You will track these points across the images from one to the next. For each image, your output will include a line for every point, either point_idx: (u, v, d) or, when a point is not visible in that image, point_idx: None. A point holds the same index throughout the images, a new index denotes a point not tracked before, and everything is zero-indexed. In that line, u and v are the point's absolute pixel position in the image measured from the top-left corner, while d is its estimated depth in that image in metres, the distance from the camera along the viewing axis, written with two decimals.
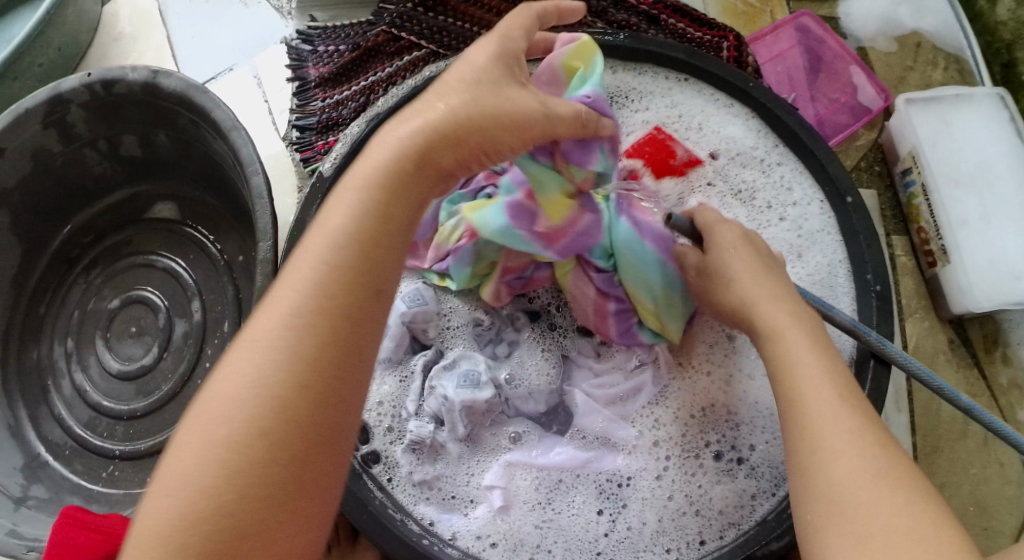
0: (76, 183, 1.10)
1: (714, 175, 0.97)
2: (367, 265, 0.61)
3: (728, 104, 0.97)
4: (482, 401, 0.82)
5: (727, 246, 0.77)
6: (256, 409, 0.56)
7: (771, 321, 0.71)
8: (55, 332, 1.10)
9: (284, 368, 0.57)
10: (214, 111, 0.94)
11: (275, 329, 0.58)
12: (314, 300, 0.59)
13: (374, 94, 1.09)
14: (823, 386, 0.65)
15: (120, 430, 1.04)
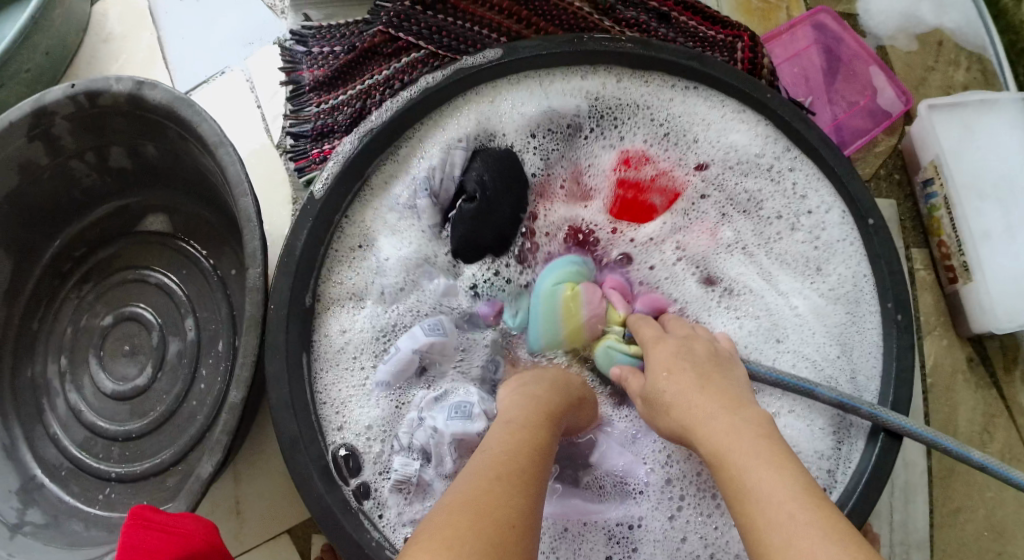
0: (66, 195, 1.06)
1: (708, 186, 0.95)
2: (538, 435, 0.71)
3: (738, 110, 0.93)
4: (474, 433, 0.84)
5: (661, 366, 0.75)
6: (479, 502, 0.60)
7: (711, 441, 0.66)
8: (48, 349, 1.08)
9: (501, 483, 0.62)
10: (201, 126, 0.90)
11: (483, 462, 0.65)
12: (513, 450, 0.67)
13: (371, 99, 1.04)
14: (775, 497, 0.59)
15: (116, 451, 1.03)
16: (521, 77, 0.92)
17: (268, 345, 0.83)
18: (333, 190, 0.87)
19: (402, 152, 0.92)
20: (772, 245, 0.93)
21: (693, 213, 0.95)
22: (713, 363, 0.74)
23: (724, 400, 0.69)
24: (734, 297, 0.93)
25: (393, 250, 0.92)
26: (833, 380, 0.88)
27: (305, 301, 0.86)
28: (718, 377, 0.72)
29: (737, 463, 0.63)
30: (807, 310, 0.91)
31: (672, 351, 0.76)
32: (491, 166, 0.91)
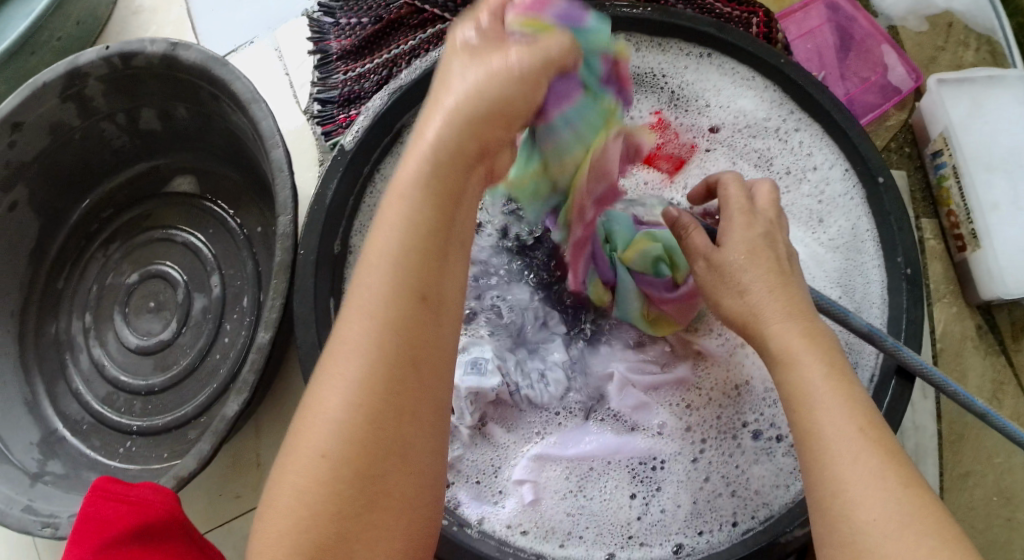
0: (95, 156, 1.09)
1: (714, 142, 0.98)
2: (411, 280, 0.58)
3: (748, 77, 0.96)
4: (489, 388, 0.83)
5: (739, 243, 0.70)
6: (338, 433, 0.56)
7: (783, 341, 0.66)
8: (73, 308, 1.10)
9: (362, 397, 0.57)
10: (234, 84, 0.93)
11: (344, 360, 0.57)
12: (375, 333, 0.57)
13: (397, 67, 1.08)
14: (846, 421, 0.62)
15: (137, 405, 1.04)
16: None
17: (296, 289, 0.85)
18: (364, 142, 0.90)
19: None
20: (779, 198, 0.95)
21: (698, 169, 0.97)
22: (785, 258, 0.71)
23: (796, 304, 0.68)
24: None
25: None
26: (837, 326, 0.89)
27: (334, 248, 0.88)
28: (795, 277, 0.70)
29: (807, 376, 0.64)
30: (808, 257, 0.92)
31: (744, 229, 0.72)
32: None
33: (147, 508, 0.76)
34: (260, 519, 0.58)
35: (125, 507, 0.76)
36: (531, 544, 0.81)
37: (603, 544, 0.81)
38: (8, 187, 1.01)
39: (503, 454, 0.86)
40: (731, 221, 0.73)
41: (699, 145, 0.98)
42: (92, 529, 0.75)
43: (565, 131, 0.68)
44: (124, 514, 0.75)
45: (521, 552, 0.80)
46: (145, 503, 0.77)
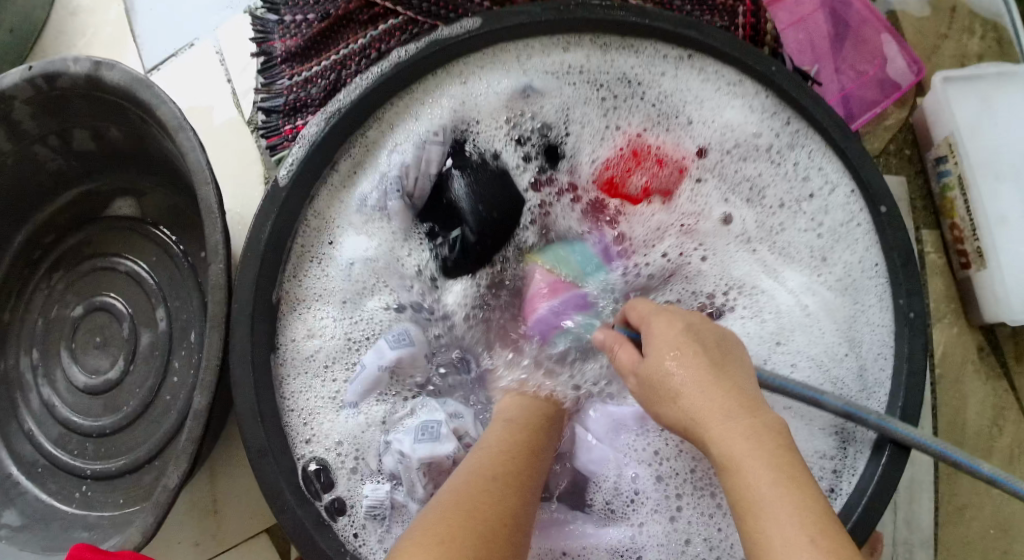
0: (31, 180, 1.02)
1: (704, 170, 0.88)
2: (517, 441, 0.72)
3: (735, 81, 0.85)
4: (443, 454, 0.78)
5: (665, 347, 0.71)
6: (479, 498, 0.63)
7: (724, 447, 0.64)
8: (20, 342, 1.04)
9: (497, 482, 0.66)
10: (161, 109, 0.85)
11: (476, 459, 0.69)
12: (502, 449, 0.70)
13: (346, 69, 0.98)
14: (792, 526, 0.58)
15: (90, 447, 0.99)
16: (500, 50, 0.86)
17: (234, 346, 0.78)
18: (298, 178, 0.81)
19: (366, 143, 0.86)
20: (774, 239, 0.87)
21: (687, 202, 0.89)
22: (729, 355, 0.71)
23: (740, 400, 0.67)
24: (743, 295, 0.87)
25: (356, 253, 0.86)
26: (838, 379, 0.82)
27: (272, 298, 0.82)
28: (738, 371, 0.70)
29: (753, 478, 0.62)
30: (816, 308, 0.84)
31: (671, 329, 0.73)
32: (478, 179, 0.86)
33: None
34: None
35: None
36: None
37: None
38: None
39: None
40: (657, 323, 0.74)
41: (687, 171, 0.88)
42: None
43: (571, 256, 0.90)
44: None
45: None
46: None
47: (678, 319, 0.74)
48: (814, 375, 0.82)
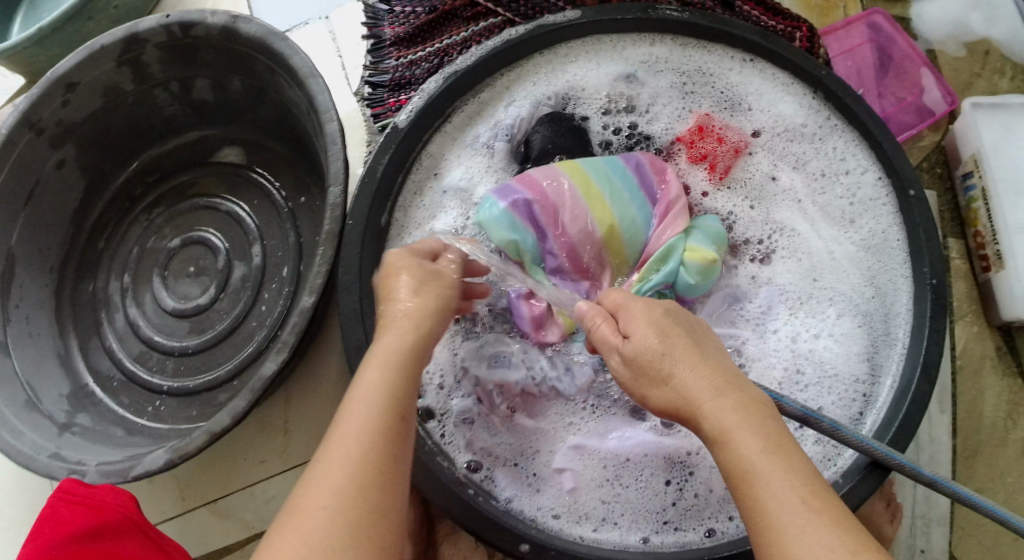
0: (147, 122, 1.11)
1: (756, 146, 0.98)
2: (393, 375, 0.69)
3: (788, 82, 0.98)
4: (513, 381, 0.89)
5: (651, 331, 0.73)
6: (343, 468, 0.64)
7: (717, 421, 0.68)
8: (113, 267, 1.12)
9: (366, 440, 0.65)
10: (293, 58, 0.95)
11: (356, 410, 0.67)
12: (380, 394, 0.68)
13: (450, 57, 1.05)
14: (786, 490, 0.64)
15: (170, 365, 1.06)
16: (597, 40, 0.98)
17: (342, 259, 0.87)
18: (415, 122, 0.92)
19: (474, 100, 0.96)
20: (815, 199, 0.97)
21: (747, 171, 0.98)
22: (698, 334, 0.74)
23: (723, 381, 0.70)
24: (783, 238, 0.96)
25: (455, 183, 0.95)
26: (867, 317, 0.93)
27: (381, 222, 0.90)
28: (712, 352, 0.73)
29: (745, 450, 0.66)
30: (845, 256, 0.95)
31: (651, 315, 0.75)
32: (555, 130, 0.95)
33: (106, 511, 0.86)
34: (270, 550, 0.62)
35: (85, 508, 0.86)
36: (566, 526, 0.86)
37: (638, 529, 0.86)
38: (57, 145, 1.04)
39: (539, 438, 0.89)
40: (637, 307, 0.76)
41: (744, 147, 0.98)
42: (53, 523, 0.85)
43: (616, 172, 0.89)
44: (83, 515, 0.85)
45: (559, 535, 0.85)
46: (105, 508, 0.86)
47: (655, 305, 0.76)
48: (845, 308, 0.94)
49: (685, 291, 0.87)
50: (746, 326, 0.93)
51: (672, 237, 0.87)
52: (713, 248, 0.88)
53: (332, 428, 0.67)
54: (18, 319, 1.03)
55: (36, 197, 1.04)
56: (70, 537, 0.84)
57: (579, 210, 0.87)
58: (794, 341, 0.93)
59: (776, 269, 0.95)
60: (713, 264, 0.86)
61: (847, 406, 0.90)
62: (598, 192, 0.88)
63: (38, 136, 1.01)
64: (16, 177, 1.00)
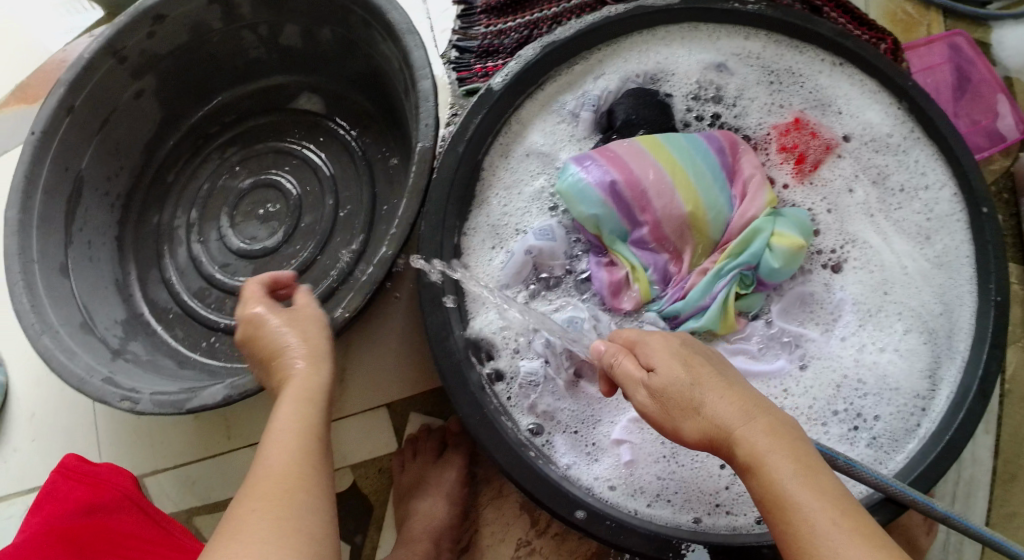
0: (229, 63, 1.11)
1: (845, 150, 0.99)
2: (309, 390, 0.71)
3: (877, 90, 0.99)
4: (584, 346, 0.87)
5: (674, 360, 0.71)
6: (278, 470, 0.65)
7: (746, 448, 0.66)
8: (180, 201, 1.13)
9: (296, 444, 0.67)
10: (391, 13, 0.94)
11: (285, 421, 0.69)
12: (302, 408, 0.70)
13: (538, 30, 1.04)
14: (821, 512, 0.62)
15: (228, 304, 1.07)
16: (694, 28, 0.99)
17: (426, 212, 0.89)
18: (511, 86, 0.93)
19: (569, 73, 0.97)
20: (891, 213, 0.98)
21: (830, 172, 0.99)
22: (714, 359, 0.73)
23: (749, 405, 0.68)
24: (857, 249, 0.97)
25: (540, 145, 0.95)
26: (933, 335, 0.95)
27: (467, 176, 0.91)
28: (731, 375, 0.71)
29: (777, 474, 0.64)
30: (916, 272, 0.96)
31: (670, 344, 0.73)
32: (639, 102, 0.95)
33: (102, 488, 0.91)
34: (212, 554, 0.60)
35: (86, 486, 0.91)
36: (620, 499, 0.87)
37: (691, 509, 0.87)
38: (137, 76, 1.04)
39: (601, 407, 0.90)
40: (656, 339, 0.74)
41: (834, 147, 0.99)
42: (55, 499, 0.90)
43: (697, 151, 0.90)
44: (83, 492, 0.90)
45: (613, 506, 0.86)
46: (103, 485, 0.91)
47: (673, 335, 0.74)
48: (913, 325, 0.95)
49: (769, 273, 0.89)
50: (817, 327, 0.96)
51: (757, 218, 0.89)
52: (799, 235, 0.89)
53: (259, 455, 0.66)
54: (82, 243, 1.04)
55: (111, 124, 1.05)
56: (73, 509, 0.88)
57: (663, 186, 0.88)
58: (859, 349, 0.95)
59: (847, 278, 0.97)
60: (800, 251, 0.88)
61: (902, 417, 0.93)
62: (682, 172, 0.89)
63: (120, 64, 1.01)
64: (94, 101, 1.01)
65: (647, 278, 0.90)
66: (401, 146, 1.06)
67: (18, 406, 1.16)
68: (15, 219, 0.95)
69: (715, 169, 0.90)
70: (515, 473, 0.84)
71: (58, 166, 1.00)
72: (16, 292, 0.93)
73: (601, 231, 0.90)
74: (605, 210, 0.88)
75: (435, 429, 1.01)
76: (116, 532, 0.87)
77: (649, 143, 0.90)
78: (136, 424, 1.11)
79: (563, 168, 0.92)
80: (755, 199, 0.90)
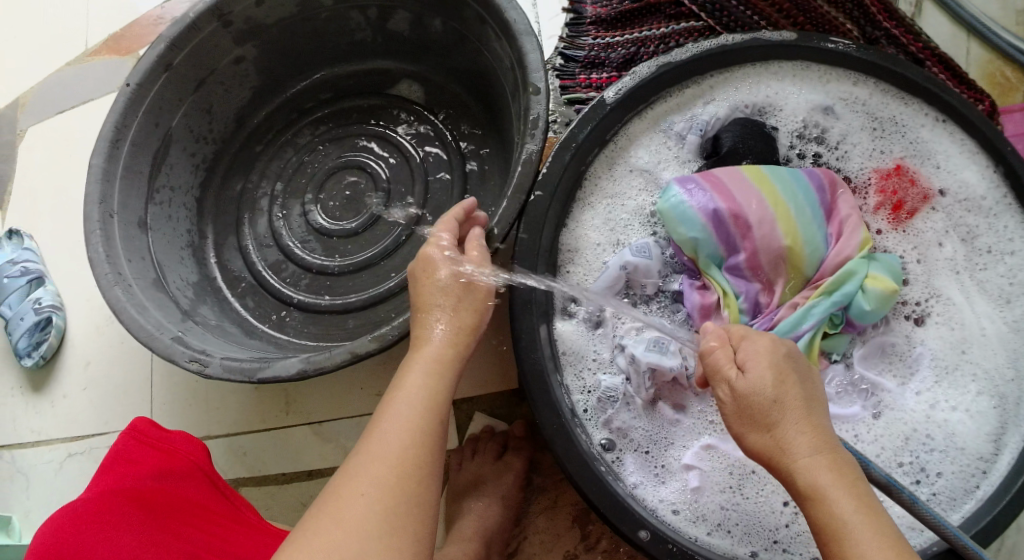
0: (331, 41, 1.11)
1: (939, 206, 0.99)
2: (441, 368, 0.77)
3: (977, 151, 0.98)
4: (667, 366, 0.88)
5: (767, 370, 0.69)
6: (394, 444, 0.72)
7: (810, 478, 0.66)
8: (265, 171, 1.13)
9: (413, 422, 0.73)
10: (509, 12, 0.93)
11: (409, 392, 0.75)
12: (428, 385, 0.75)
13: (645, 48, 1.06)
14: (880, 555, 0.62)
15: (304, 280, 1.08)
16: (805, 67, 0.99)
17: (526, 216, 0.90)
18: (623, 101, 0.94)
19: (678, 96, 0.98)
20: (976, 273, 0.98)
21: (924, 224, 0.99)
22: (809, 382, 0.71)
23: (822, 440, 0.67)
24: (938, 304, 0.97)
25: (643, 162, 0.96)
26: (1003, 400, 0.95)
27: (569, 186, 0.92)
28: (817, 402, 0.70)
29: (839, 511, 0.64)
30: (994, 335, 0.96)
31: (773, 352, 0.71)
32: (747, 132, 0.95)
33: (175, 457, 0.93)
34: (321, 514, 0.69)
35: (155, 451, 0.93)
36: (681, 525, 0.87)
37: (749, 542, 0.87)
38: (240, 42, 1.05)
39: (675, 430, 0.90)
40: (761, 341, 0.72)
41: (932, 197, 0.99)
42: (125, 461, 0.92)
43: (799, 185, 0.91)
44: (153, 457, 0.92)
45: (675, 530, 0.86)
46: (175, 453, 0.93)
47: (777, 342, 0.72)
48: (985, 388, 0.95)
49: (861, 314, 0.90)
50: (893, 379, 0.96)
51: (853, 259, 0.89)
52: (890, 279, 0.91)
53: (376, 423, 0.73)
54: (163, 200, 1.04)
55: (206, 86, 1.05)
56: (142, 474, 0.91)
57: (765, 218, 0.88)
58: (930, 407, 0.95)
59: (927, 333, 0.97)
60: (892, 294, 0.89)
61: (964, 477, 0.93)
62: (784, 205, 0.89)
63: (224, 28, 1.01)
64: (193, 61, 1.01)
65: (738, 306, 0.90)
66: (499, 149, 1.07)
67: (73, 352, 1.16)
68: (101, 168, 0.95)
69: (816, 205, 0.91)
70: (581, 485, 0.85)
71: (149, 122, 1.00)
72: (95, 242, 0.93)
73: (697, 255, 0.91)
74: (704, 234, 0.89)
75: (499, 432, 1.01)
76: (184, 503, 0.90)
77: (753, 173, 0.90)
78: (192, 385, 1.11)
79: (666, 187, 0.94)
80: (851, 240, 0.90)
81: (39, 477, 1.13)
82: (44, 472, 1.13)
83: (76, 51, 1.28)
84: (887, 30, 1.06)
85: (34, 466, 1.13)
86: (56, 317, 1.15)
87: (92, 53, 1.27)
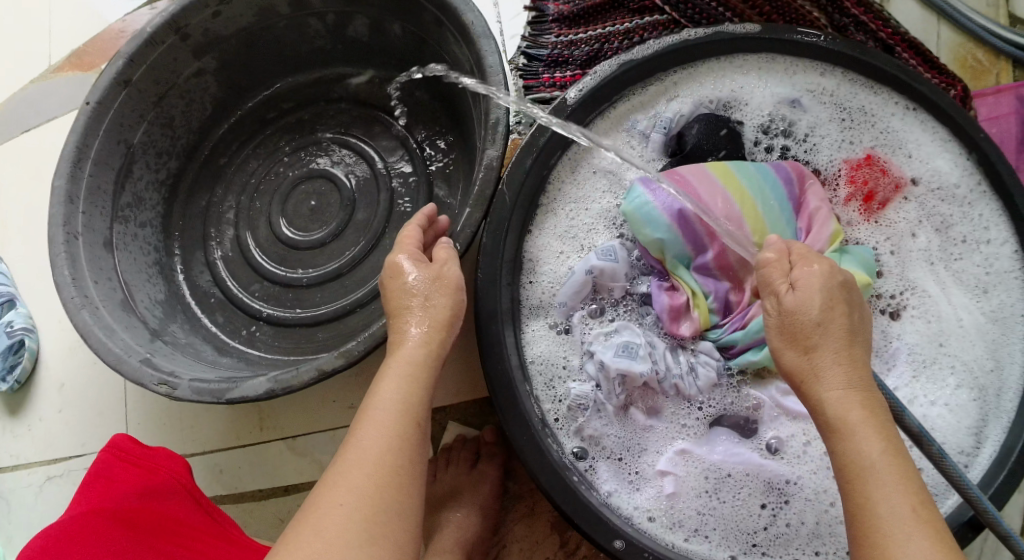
0: (292, 49, 1.09)
1: (911, 196, 0.98)
2: (417, 368, 0.75)
3: (949, 138, 0.96)
4: (636, 372, 0.87)
5: (817, 292, 0.71)
6: (374, 448, 0.70)
7: (840, 407, 0.68)
8: (232, 184, 1.12)
9: (392, 425, 0.72)
10: (467, 15, 0.91)
11: (388, 394, 0.73)
12: (406, 386, 0.74)
13: (609, 45, 1.04)
14: (897, 496, 0.63)
15: (274, 294, 1.07)
16: (771, 58, 0.97)
17: (489, 223, 0.89)
18: (584, 101, 0.92)
19: (640, 94, 0.96)
20: (952, 263, 0.96)
21: (896, 214, 0.97)
22: (858, 316, 0.72)
23: (858, 375, 0.69)
24: (914, 297, 0.96)
25: (607, 163, 0.95)
26: (982, 392, 0.93)
27: (532, 191, 0.91)
28: (861, 335, 0.71)
29: (864, 441, 0.66)
30: (971, 326, 0.95)
31: (830, 278, 0.72)
32: (710, 128, 0.94)
33: (156, 474, 0.91)
34: (301, 522, 0.68)
35: (136, 469, 0.91)
36: (657, 531, 0.86)
37: (727, 547, 0.86)
38: (200, 54, 1.03)
39: (648, 436, 0.89)
40: (822, 264, 0.73)
41: (904, 187, 0.97)
42: (105, 480, 0.91)
43: (766, 179, 0.89)
44: (135, 475, 0.91)
45: (651, 538, 0.85)
46: (157, 470, 0.92)
47: (835, 269, 0.73)
48: (964, 380, 0.94)
49: None
50: None
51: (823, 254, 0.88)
52: (864, 272, 0.89)
53: (357, 427, 0.72)
54: (129, 217, 1.02)
55: (167, 100, 1.03)
56: (124, 493, 0.89)
57: (733, 214, 0.86)
58: (909, 403, 0.93)
59: (904, 326, 0.95)
60: (867, 287, 0.87)
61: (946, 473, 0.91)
62: (750, 201, 0.87)
63: (182, 41, 1.00)
64: (154, 75, 1.00)
65: (707, 306, 0.89)
66: (465, 153, 1.05)
67: (47, 374, 1.15)
68: (64, 188, 0.94)
69: (782, 197, 0.89)
70: (555, 496, 0.83)
71: (111, 139, 0.98)
72: (59, 265, 0.91)
73: (665, 256, 0.89)
74: (671, 235, 0.88)
75: (470, 439, 1.01)
76: (168, 519, 0.89)
77: (719, 168, 0.89)
78: (167, 404, 1.10)
79: (630, 187, 0.92)
80: (820, 234, 0.89)
81: (17, 502, 1.12)
82: (23, 496, 1.12)
83: (41, 67, 1.27)
84: (855, 17, 1.04)
85: (12, 490, 1.12)
86: (28, 338, 1.14)
87: (56, 70, 1.26)
